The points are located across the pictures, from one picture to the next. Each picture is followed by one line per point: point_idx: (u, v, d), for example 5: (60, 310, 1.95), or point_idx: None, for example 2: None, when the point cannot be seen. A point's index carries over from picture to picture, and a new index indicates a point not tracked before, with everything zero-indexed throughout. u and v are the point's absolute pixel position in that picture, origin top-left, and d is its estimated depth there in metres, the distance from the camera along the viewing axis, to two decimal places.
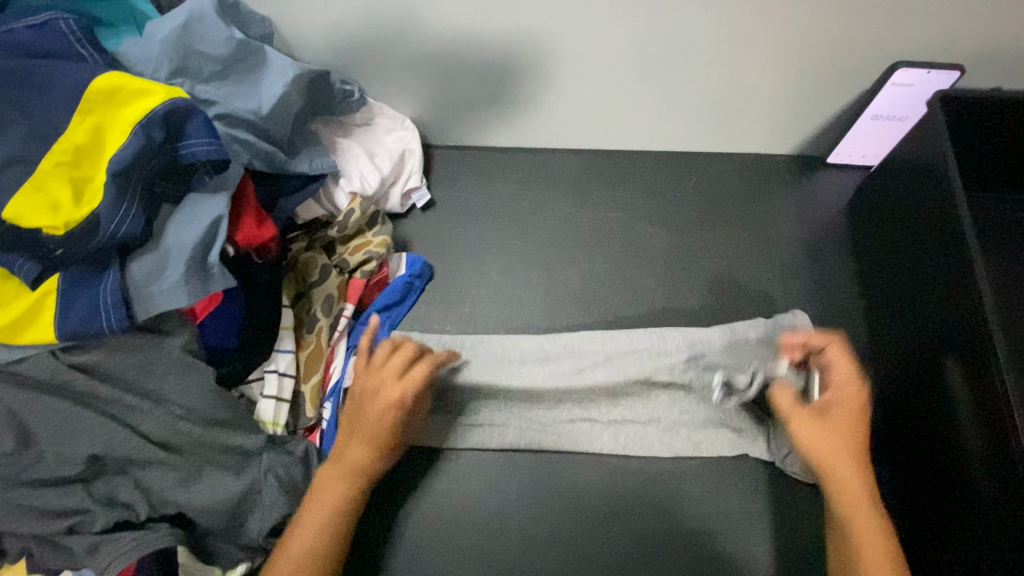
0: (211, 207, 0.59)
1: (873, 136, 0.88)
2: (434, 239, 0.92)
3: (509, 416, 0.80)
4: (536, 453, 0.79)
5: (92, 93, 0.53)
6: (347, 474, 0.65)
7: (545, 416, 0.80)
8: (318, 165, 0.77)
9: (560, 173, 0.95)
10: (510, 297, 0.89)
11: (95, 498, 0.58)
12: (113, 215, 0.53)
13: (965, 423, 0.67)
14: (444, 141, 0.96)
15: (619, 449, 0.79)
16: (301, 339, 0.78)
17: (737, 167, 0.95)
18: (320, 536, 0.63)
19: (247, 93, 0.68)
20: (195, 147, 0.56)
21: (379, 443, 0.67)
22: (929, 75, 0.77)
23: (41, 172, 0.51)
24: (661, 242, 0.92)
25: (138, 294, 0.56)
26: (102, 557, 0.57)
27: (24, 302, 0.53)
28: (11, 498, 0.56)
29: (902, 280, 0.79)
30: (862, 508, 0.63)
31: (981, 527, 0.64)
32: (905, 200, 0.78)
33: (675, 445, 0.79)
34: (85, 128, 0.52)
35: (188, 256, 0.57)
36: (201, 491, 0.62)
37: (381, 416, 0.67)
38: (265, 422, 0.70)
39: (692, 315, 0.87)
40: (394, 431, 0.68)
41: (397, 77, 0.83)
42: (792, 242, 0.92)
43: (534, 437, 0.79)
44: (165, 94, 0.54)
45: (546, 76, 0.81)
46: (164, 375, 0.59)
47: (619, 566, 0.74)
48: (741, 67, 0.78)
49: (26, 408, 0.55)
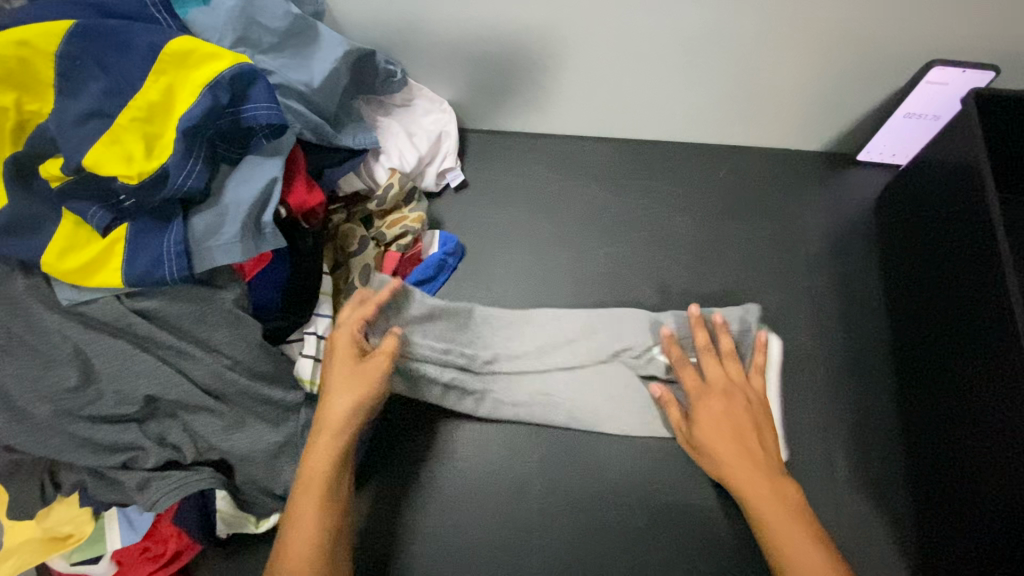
0: (269, 170, 0.62)
1: (904, 134, 0.89)
2: (466, 219, 0.95)
3: (537, 392, 0.82)
4: (558, 428, 0.82)
5: (166, 54, 0.56)
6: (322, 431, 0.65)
7: (572, 394, 0.82)
8: (361, 140, 0.79)
9: (591, 160, 0.98)
10: (538, 277, 0.91)
11: (148, 437, 0.62)
12: (181, 169, 0.56)
13: (986, 415, 0.68)
14: (479, 124, 0.98)
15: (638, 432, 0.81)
16: (338, 306, 0.81)
17: (765, 162, 0.97)
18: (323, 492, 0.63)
19: (301, 66, 0.71)
20: (257, 111, 0.59)
21: (348, 391, 0.67)
22: (964, 75, 0.78)
23: (118, 126, 0.55)
24: (688, 231, 0.94)
25: (198, 248, 0.59)
26: (151, 492, 0.62)
27: (95, 248, 0.57)
28: (71, 431, 0.60)
29: (930, 276, 0.80)
30: (743, 467, 0.70)
31: (993, 515, 0.66)
32: (936, 197, 0.79)
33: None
34: (158, 87, 0.56)
35: (245, 214, 0.60)
36: (243, 439, 0.65)
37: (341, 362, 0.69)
38: (303, 380, 0.71)
39: (715, 302, 0.89)
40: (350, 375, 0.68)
41: (440, 59, 0.85)
42: (817, 237, 0.93)
43: (558, 413, 0.81)
44: (232, 59, 0.57)
45: (583, 64, 0.83)
46: (216, 326, 0.62)
47: (633, 536, 0.77)
48: (774, 62, 0.79)
49: (91, 347, 0.59)
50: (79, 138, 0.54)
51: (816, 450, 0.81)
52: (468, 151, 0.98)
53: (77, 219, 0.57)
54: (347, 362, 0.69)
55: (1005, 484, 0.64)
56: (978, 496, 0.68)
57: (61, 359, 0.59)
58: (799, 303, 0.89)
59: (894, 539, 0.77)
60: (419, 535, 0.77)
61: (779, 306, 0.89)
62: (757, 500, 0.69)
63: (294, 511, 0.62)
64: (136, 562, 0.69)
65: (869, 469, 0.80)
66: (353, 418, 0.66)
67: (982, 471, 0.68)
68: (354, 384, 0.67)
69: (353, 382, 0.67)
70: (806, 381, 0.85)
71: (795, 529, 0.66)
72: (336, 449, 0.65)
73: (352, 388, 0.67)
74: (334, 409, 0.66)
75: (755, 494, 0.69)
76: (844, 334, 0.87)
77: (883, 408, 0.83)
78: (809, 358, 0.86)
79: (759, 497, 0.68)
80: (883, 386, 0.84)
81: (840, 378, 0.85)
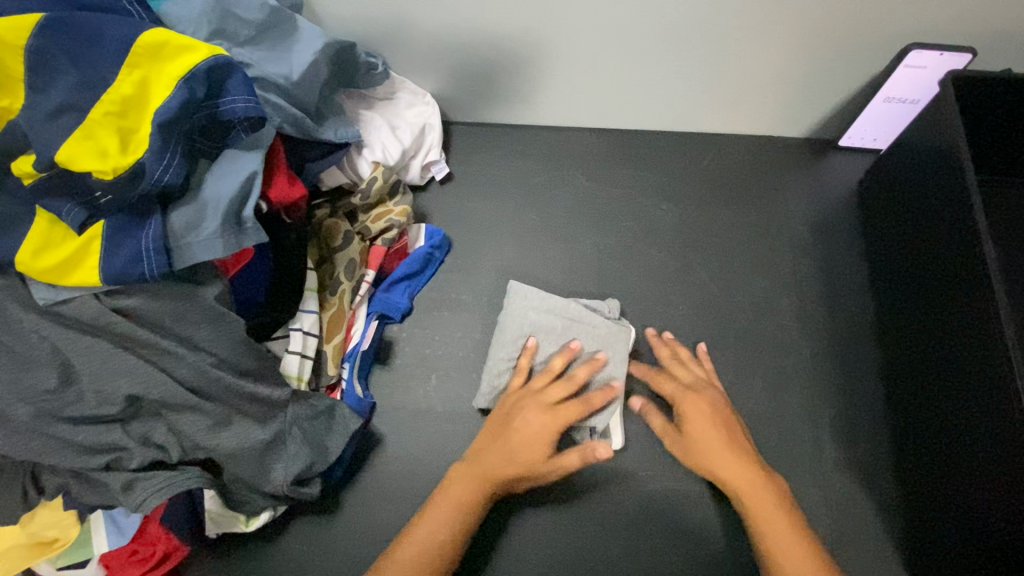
0: (248, 163, 0.62)
1: (885, 118, 0.90)
2: (452, 212, 0.94)
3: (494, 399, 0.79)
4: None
5: (139, 46, 0.55)
6: (477, 477, 0.70)
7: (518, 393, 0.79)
8: (343, 134, 0.78)
9: (575, 150, 0.97)
10: (526, 268, 0.91)
11: (132, 437, 0.61)
12: (157, 164, 0.55)
13: (970, 399, 0.68)
14: (463, 117, 0.98)
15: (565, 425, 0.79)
16: (324, 301, 0.81)
17: (749, 150, 0.97)
18: (453, 522, 0.68)
19: (280, 58, 0.70)
20: (234, 103, 0.58)
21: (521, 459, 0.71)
22: (942, 57, 0.79)
23: (91, 121, 0.54)
24: (674, 219, 0.94)
25: (178, 244, 0.58)
26: (138, 493, 0.61)
27: (71, 246, 0.56)
28: (52, 433, 0.59)
29: (913, 259, 0.80)
30: (730, 463, 0.71)
31: (978, 490, 0.67)
32: (918, 180, 0.80)
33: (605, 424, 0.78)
34: (132, 80, 0.55)
35: (225, 208, 0.59)
36: (230, 437, 0.64)
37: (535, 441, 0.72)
38: (291, 377, 0.74)
39: (702, 289, 0.90)
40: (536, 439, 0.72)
41: (421, 52, 0.85)
42: (802, 222, 0.94)
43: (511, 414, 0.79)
44: (207, 51, 0.57)
45: (565, 55, 0.83)
46: (198, 324, 0.62)
47: (626, 522, 0.78)
48: (755, 50, 0.80)
49: (70, 347, 0.58)
50: (51, 133, 0.53)
51: (804, 434, 0.82)
52: (452, 144, 0.98)
53: (53, 217, 0.56)
54: (533, 441, 0.72)
55: (990, 465, 0.65)
56: (961, 480, 0.69)
57: (40, 360, 0.58)
58: (784, 289, 0.90)
59: (883, 519, 0.78)
60: None
61: (765, 292, 0.90)
62: (747, 495, 0.70)
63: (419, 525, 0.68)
64: (124, 564, 0.69)
65: (856, 451, 0.81)
66: (502, 475, 0.71)
67: (965, 453, 0.68)
68: (512, 451, 0.71)
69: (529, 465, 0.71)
70: (792, 366, 0.86)
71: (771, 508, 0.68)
72: (476, 491, 0.70)
73: (528, 465, 0.71)
74: (489, 460, 0.71)
75: (747, 489, 0.70)
76: (830, 319, 0.88)
77: (867, 390, 0.84)
78: (795, 343, 0.87)
79: (757, 500, 0.69)
80: (867, 369, 0.85)
81: (825, 361, 0.86)
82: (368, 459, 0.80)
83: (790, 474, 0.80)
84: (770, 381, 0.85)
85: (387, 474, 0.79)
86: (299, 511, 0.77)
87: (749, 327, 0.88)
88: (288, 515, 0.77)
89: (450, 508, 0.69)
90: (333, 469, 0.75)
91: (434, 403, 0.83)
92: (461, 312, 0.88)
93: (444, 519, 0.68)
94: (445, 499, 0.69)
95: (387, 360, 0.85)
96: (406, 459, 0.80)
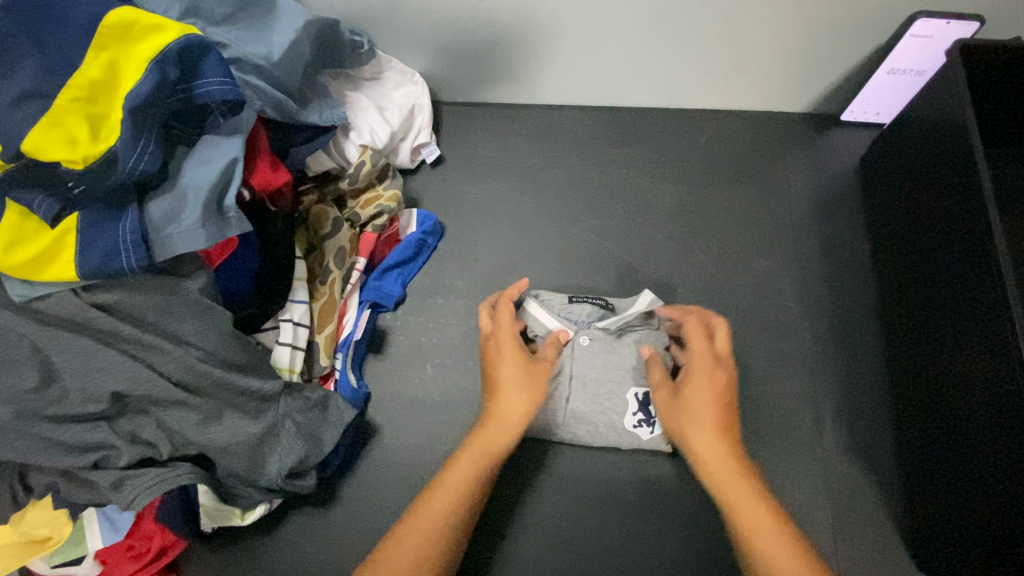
0: (228, 150, 0.59)
1: (889, 91, 0.87)
2: (445, 196, 0.92)
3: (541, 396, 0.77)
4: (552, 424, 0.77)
5: (106, 27, 0.52)
6: (503, 430, 0.66)
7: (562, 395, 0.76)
8: (329, 117, 0.75)
9: (570, 130, 0.95)
10: (521, 253, 0.89)
11: (119, 435, 0.60)
12: (130, 152, 0.52)
13: (971, 370, 0.68)
14: (454, 97, 0.95)
15: (599, 429, 0.77)
16: (314, 291, 0.78)
17: (749, 126, 0.95)
18: (447, 513, 0.62)
19: (259, 38, 0.66)
20: (211, 86, 0.55)
21: (517, 385, 0.68)
22: (948, 26, 0.76)
23: (58, 108, 0.51)
24: (671, 200, 0.92)
25: (157, 236, 0.56)
26: (127, 491, 0.60)
27: (44, 240, 0.53)
28: (36, 433, 0.58)
29: (914, 230, 0.79)
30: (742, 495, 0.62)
31: (978, 463, 0.66)
32: (922, 151, 0.78)
33: (610, 436, 0.77)
34: (100, 63, 0.52)
35: (205, 198, 0.57)
36: (221, 432, 0.63)
37: (510, 359, 0.70)
38: (282, 368, 0.72)
39: (702, 271, 0.88)
40: (517, 353, 0.70)
41: (409, 29, 0.81)
42: (803, 200, 0.92)
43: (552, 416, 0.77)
44: (179, 30, 0.54)
45: (559, 30, 0.80)
46: (184, 317, 0.60)
47: (626, 510, 0.77)
48: (757, 22, 0.77)
49: (51, 345, 0.57)
50: (17, 121, 0.50)
51: (805, 415, 0.81)
52: (444, 125, 0.95)
53: (24, 210, 0.53)
54: (514, 362, 0.69)
55: (993, 441, 0.64)
56: (964, 466, 0.68)
57: (19, 357, 0.56)
58: (785, 269, 0.88)
59: (883, 498, 0.78)
60: None
61: (764, 273, 0.88)
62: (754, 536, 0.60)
63: (406, 522, 0.61)
64: (120, 560, 0.68)
65: (858, 432, 0.81)
66: (521, 420, 0.67)
67: (967, 426, 0.68)
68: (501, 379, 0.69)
69: (518, 383, 0.68)
70: (792, 347, 0.84)
71: (740, 483, 0.63)
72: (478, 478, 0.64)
73: (528, 395, 0.68)
74: (504, 408, 0.67)
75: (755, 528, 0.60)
76: (831, 299, 0.87)
77: (870, 370, 0.83)
78: (795, 324, 0.85)
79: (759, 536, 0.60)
80: (870, 351, 0.84)
81: (826, 341, 0.85)
82: (364, 449, 0.79)
83: (791, 457, 0.80)
84: (771, 363, 0.84)
85: (385, 464, 0.78)
86: (296, 503, 0.77)
87: (749, 308, 0.86)
88: (285, 508, 0.76)
89: (451, 499, 0.63)
90: (329, 460, 0.74)
91: (430, 392, 0.82)
92: (456, 299, 0.86)
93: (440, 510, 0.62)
94: (436, 507, 0.62)
95: (381, 349, 0.84)
96: (403, 449, 0.79)
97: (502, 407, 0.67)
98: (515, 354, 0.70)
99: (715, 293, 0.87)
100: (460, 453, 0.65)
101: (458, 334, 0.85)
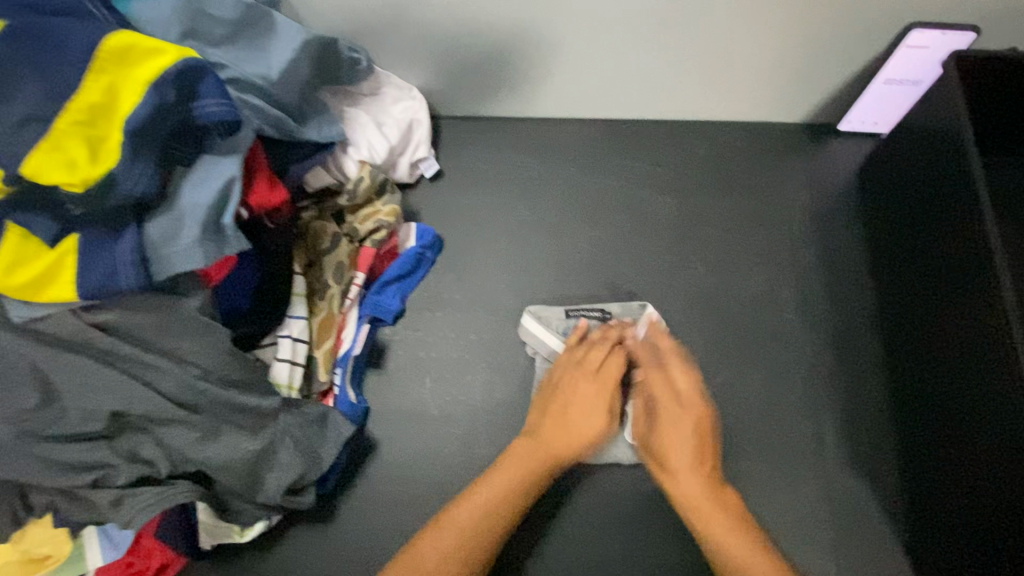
0: (225, 168, 0.60)
1: (886, 100, 0.87)
2: (443, 209, 0.92)
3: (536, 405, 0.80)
4: None
5: (104, 51, 0.53)
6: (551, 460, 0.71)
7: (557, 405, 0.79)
8: (327, 133, 0.76)
9: (568, 142, 0.95)
10: (519, 265, 0.89)
11: (118, 454, 0.61)
12: (128, 174, 0.54)
13: (972, 386, 0.67)
14: (452, 111, 0.95)
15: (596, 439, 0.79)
16: (313, 306, 0.79)
17: (746, 137, 0.95)
18: (476, 529, 0.65)
19: (257, 58, 0.67)
20: (209, 107, 0.56)
21: (587, 428, 0.73)
22: (944, 37, 0.76)
23: (57, 131, 0.51)
24: (669, 211, 0.92)
25: (156, 255, 0.56)
26: (125, 511, 0.60)
27: (44, 261, 0.54)
28: (34, 452, 0.58)
29: (912, 242, 0.78)
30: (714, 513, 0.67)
31: (979, 481, 0.65)
32: (920, 162, 0.77)
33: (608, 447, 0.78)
34: (99, 87, 0.52)
35: (203, 217, 0.58)
36: (219, 450, 0.63)
37: (596, 397, 0.74)
38: (281, 384, 0.73)
39: (701, 283, 0.88)
40: (600, 395, 0.75)
41: (406, 46, 0.82)
42: (802, 210, 0.91)
43: None
44: (177, 54, 0.55)
45: (555, 45, 0.80)
46: (182, 336, 0.60)
47: (627, 525, 0.76)
48: (751, 34, 0.77)
49: (50, 365, 0.57)
50: (16, 145, 0.51)
51: (806, 427, 0.81)
52: (442, 139, 0.95)
53: (24, 231, 0.54)
54: (598, 403, 0.74)
55: (995, 460, 0.63)
56: (967, 484, 0.67)
57: (19, 378, 0.56)
58: (783, 279, 0.88)
59: (887, 511, 0.77)
60: (411, 534, 0.76)
61: (763, 284, 0.88)
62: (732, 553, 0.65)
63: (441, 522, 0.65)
64: None
65: (860, 444, 0.80)
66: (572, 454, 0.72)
67: (968, 444, 0.67)
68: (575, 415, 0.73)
69: (588, 422, 0.73)
70: (792, 358, 0.84)
71: (718, 504, 0.68)
72: (510, 502, 0.67)
73: (592, 432, 0.73)
74: (564, 441, 0.72)
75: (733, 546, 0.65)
76: (831, 310, 0.86)
77: (871, 382, 0.82)
78: (795, 336, 0.85)
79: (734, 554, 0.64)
80: (871, 362, 0.83)
81: (827, 352, 0.84)
82: (362, 464, 0.79)
83: (792, 469, 0.79)
84: (771, 375, 0.83)
85: (384, 478, 0.78)
86: (296, 518, 0.77)
87: (749, 320, 0.86)
88: (284, 523, 0.76)
89: (479, 513, 0.66)
90: (327, 475, 0.74)
91: (429, 406, 0.82)
92: (454, 312, 0.86)
93: (466, 523, 0.65)
94: (466, 517, 0.66)
95: (380, 363, 0.84)
96: (402, 464, 0.79)
97: (563, 440, 0.72)
98: (596, 392, 0.75)
99: (714, 304, 0.87)
100: (499, 474, 0.69)
101: (457, 347, 0.85)
